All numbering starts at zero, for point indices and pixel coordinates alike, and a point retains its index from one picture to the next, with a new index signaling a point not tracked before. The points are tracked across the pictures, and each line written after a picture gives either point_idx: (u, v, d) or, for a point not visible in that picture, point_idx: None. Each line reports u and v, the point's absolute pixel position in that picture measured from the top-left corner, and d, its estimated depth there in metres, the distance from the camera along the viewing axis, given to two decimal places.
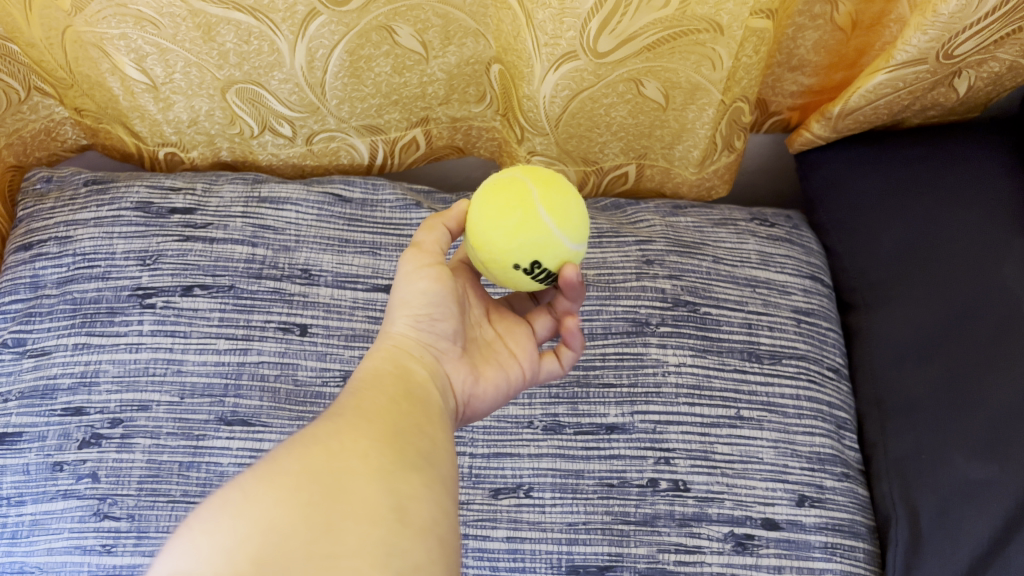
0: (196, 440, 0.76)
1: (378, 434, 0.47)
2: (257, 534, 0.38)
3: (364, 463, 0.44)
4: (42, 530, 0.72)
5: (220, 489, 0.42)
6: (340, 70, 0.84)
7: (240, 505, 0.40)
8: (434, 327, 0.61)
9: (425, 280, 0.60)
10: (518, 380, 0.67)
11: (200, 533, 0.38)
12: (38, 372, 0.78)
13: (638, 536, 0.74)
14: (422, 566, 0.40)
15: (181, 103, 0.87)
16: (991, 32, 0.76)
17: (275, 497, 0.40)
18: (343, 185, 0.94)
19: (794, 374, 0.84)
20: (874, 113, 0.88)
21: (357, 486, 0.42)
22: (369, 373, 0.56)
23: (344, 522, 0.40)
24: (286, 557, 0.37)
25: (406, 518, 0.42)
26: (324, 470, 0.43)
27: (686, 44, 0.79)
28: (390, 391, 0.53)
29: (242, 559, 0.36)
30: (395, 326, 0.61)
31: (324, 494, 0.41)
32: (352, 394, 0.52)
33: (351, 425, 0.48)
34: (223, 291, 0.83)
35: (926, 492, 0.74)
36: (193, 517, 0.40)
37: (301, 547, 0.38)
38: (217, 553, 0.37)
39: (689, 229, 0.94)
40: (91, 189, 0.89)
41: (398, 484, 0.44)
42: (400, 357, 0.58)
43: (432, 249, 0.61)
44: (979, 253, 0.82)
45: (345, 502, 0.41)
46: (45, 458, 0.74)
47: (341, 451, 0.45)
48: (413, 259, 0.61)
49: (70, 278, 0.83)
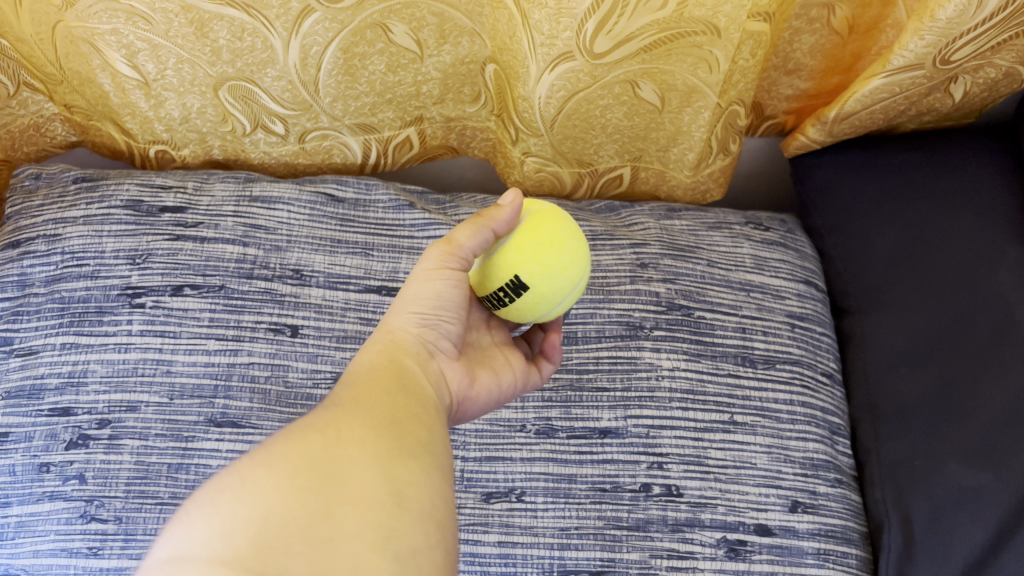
0: (185, 441, 0.75)
1: (376, 423, 0.47)
2: (255, 518, 0.38)
3: (362, 449, 0.44)
4: (29, 532, 0.71)
5: (220, 473, 0.41)
6: (334, 67, 0.83)
7: (239, 490, 0.40)
8: (437, 327, 0.60)
9: (441, 283, 0.59)
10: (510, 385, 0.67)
11: (199, 518, 0.38)
12: (25, 372, 0.77)
13: (631, 541, 0.73)
14: (420, 551, 0.40)
15: (173, 100, 0.86)
16: (988, 38, 0.76)
17: (273, 482, 0.40)
18: (336, 185, 0.93)
19: (788, 380, 0.83)
20: (870, 118, 0.88)
21: (355, 472, 0.42)
22: (365, 363, 0.55)
23: (342, 507, 0.39)
24: (285, 543, 0.37)
25: (403, 503, 0.42)
26: (321, 456, 0.42)
27: (682, 46, 0.78)
28: (388, 381, 0.53)
29: (242, 544, 0.36)
30: (397, 319, 0.59)
31: (322, 480, 0.41)
32: (350, 384, 0.52)
33: (349, 413, 0.47)
34: (214, 291, 0.82)
35: (919, 499, 0.74)
36: (195, 498, 0.40)
37: (299, 532, 0.37)
38: (216, 539, 0.37)
39: (683, 233, 0.94)
40: (81, 187, 0.88)
41: (396, 469, 0.43)
42: (400, 351, 0.56)
43: (464, 254, 0.60)
44: (973, 259, 0.82)
45: (343, 487, 0.41)
46: (31, 459, 0.73)
47: (339, 439, 0.44)
48: (442, 260, 0.59)
49: (58, 276, 0.81)
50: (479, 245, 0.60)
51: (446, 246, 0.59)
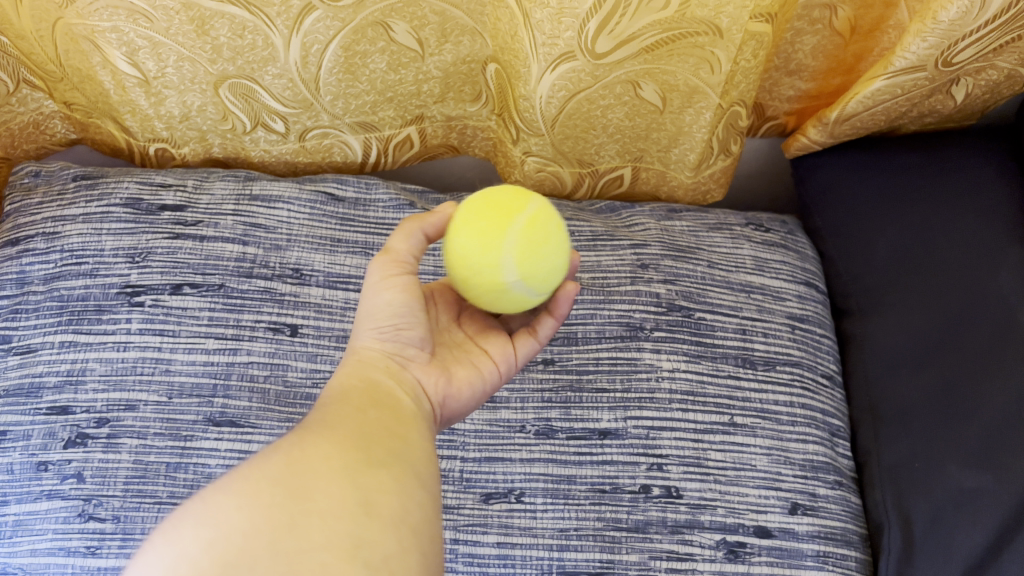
0: (183, 441, 0.75)
1: (342, 437, 0.47)
2: (220, 539, 0.38)
3: (329, 463, 0.44)
4: (26, 531, 0.71)
5: (185, 500, 0.42)
6: (335, 66, 0.83)
7: (203, 515, 0.40)
8: (400, 336, 0.61)
9: (390, 291, 0.60)
10: (496, 375, 0.68)
11: (164, 542, 0.39)
12: (23, 370, 0.76)
13: (630, 543, 0.73)
14: (393, 556, 0.41)
15: (173, 98, 0.86)
16: (991, 39, 0.76)
17: (235, 503, 0.40)
18: (336, 184, 0.93)
19: (788, 382, 0.83)
20: (872, 119, 0.88)
21: (320, 485, 0.42)
22: (336, 385, 0.56)
23: (309, 520, 0.40)
24: (251, 562, 0.37)
25: (373, 511, 0.42)
26: (285, 472, 0.43)
27: (685, 46, 0.78)
28: (357, 398, 0.53)
29: (206, 565, 0.37)
30: (361, 340, 0.61)
31: (286, 495, 0.41)
32: (320, 404, 0.53)
33: (316, 430, 0.48)
34: (213, 290, 0.82)
35: (918, 502, 0.73)
36: (161, 527, 0.41)
37: (265, 548, 0.38)
38: (181, 560, 0.38)
39: (684, 233, 0.94)
40: (80, 185, 0.87)
41: (364, 479, 0.44)
42: (368, 368, 0.58)
43: (405, 258, 0.61)
44: (974, 261, 0.82)
45: (310, 502, 0.41)
46: (29, 457, 0.73)
47: (304, 454, 0.45)
48: (384, 269, 0.60)
49: (57, 274, 0.81)
50: (416, 248, 0.62)
51: (386, 254, 0.61)
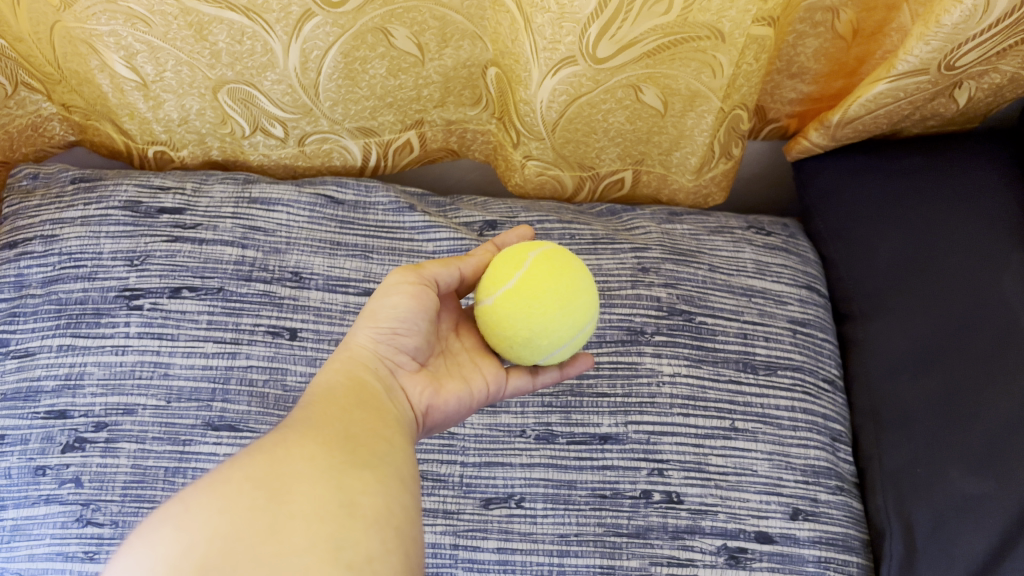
0: (182, 445, 0.74)
1: (326, 439, 0.48)
2: (200, 543, 0.39)
3: (310, 465, 0.45)
4: (24, 536, 0.70)
5: (166, 502, 0.42)
6: (334, 72, 0.83)
7: (183, 519, 0.40)
8: (395, 340, 0.61)
9: (400, 295, 0.61)
10: (485, 396, 0.67)
11: (145, 545, 0.39)
12: (21, 374, 0.76)
13: (631, 548, 0.73)
14: (376, 558, 0.41)
15: (172, 101, 0.85)
16: (994, 43, 0.76)
17: (217, 505, 0.41)
18: (336, 186, 0.92)
19: (790, 386, 0.83)
20: (874, 122, 0.88)
21: (303, 487, 0.43)
22: (321, 385, 0.56)
23: (291, 524, 0.40)
24: (230, 565, 0.38)
25: (356, 512, 0.43)
26: (268, 475, 0.43)
27: (687, 51, 0.77)
28: (342, 400, 0.54)
29: (186, 567, 0.37)
30: (358, 337, 0.61)
31: (268, 498, 0.42)
32: (307, 403, 0.53)
33: (300, 431, 0.48)
34: (212, 293, 0.82)
35: (921, 509, 0.73)
36: (141, 530, 0.41)
37: (246, 550, 0.39)
38: (161, 563, 0.38)
39: (685, 237, 0.94)
40: (79, 187, 0.87)
41: (347, 481, 0.44)
42: (358, 371, 0.58)
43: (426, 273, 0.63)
44: (977, 266, 0.82)
45: (291, 504, 0.42)
46: (27, 462, 0.72)
47: (286, 455, 0.45)
48: (407, 277, 0.62)
49: (55, 277, 0.81)
50: (446, 281, 0.64)
51: (411, 268, 0.62)
